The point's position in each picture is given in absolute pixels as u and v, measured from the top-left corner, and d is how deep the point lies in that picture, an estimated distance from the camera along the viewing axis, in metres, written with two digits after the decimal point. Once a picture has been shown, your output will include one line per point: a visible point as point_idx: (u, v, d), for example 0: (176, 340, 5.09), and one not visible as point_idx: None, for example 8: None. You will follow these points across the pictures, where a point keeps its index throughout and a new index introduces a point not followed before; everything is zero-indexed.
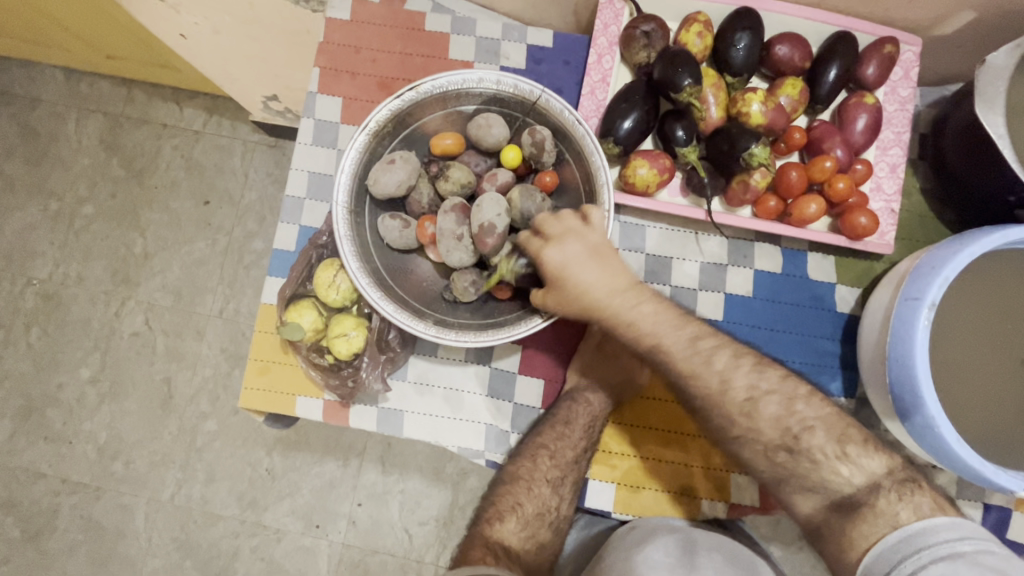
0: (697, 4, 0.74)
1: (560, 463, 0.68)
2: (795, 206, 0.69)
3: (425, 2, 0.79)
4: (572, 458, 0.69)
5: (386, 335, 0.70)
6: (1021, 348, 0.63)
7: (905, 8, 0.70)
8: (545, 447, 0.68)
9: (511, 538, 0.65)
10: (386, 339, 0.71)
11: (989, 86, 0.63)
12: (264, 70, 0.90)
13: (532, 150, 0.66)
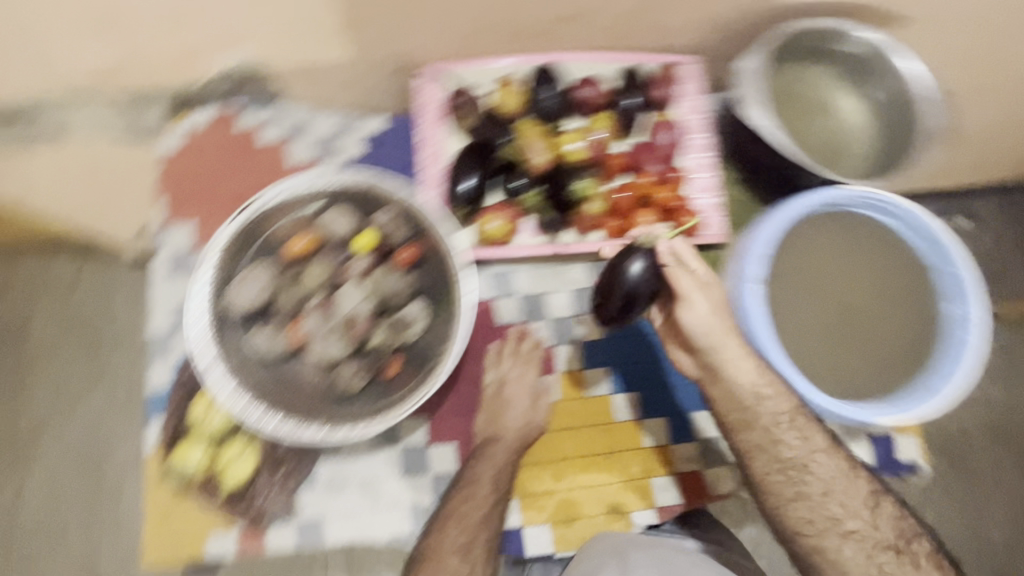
0: (504, 68, 0.81)
1: (467, 527, 0.66)
2: (631, 223, 0.77)
3: (256, 117, 0.84)
4: (480, 518, 0.66)
5: (276, 449, 0.71)
6: (847, 292, 0.72)
7: (674, 35, 0.80)
8: (451, 514, 0.66)
9: None
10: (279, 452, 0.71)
11: (747, 88, 0.73)
12: (129, 193, 0.83)
13: (381, 234, 0.70)
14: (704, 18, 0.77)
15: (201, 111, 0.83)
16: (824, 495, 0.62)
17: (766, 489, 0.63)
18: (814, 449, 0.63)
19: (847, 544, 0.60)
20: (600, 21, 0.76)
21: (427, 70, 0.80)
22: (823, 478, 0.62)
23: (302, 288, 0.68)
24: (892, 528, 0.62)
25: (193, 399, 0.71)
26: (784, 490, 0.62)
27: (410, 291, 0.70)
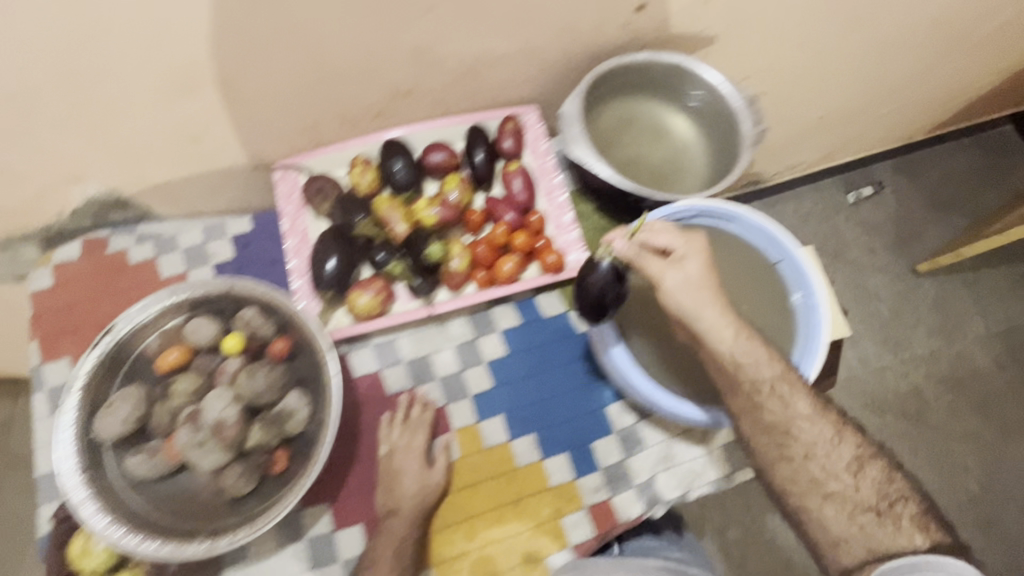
0: (354, 149, 0.85)
1: None
2: (497, 271, 0.80)
3: (126, 239, 0.85)
4: None
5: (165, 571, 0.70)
6: (710, 297, 0.76)
7: (505, 92, 0.86)
8: None
9: None
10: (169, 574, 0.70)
11: (570, 130, 0.78)
12: None
13: (248, 332, 0.71)
14: (528, 73, 0.83)
15: (70, 245, 0.85)
16: (807, 456, 0.63)
17: (756, 451, 0.66)
18: (797, 414, 0.64)
19: (828, 507, 0.62)
20: (433, 94, 0.82)
21: (280, 166, 0.83)
22: (808, 443, 0.64)
23: (171, 402, 0.68)
24: (874, 489, 0.62)
25: (70, 538, 0.70)
26: (767, 451, 0.65)
27: (284, 384, 0.70)
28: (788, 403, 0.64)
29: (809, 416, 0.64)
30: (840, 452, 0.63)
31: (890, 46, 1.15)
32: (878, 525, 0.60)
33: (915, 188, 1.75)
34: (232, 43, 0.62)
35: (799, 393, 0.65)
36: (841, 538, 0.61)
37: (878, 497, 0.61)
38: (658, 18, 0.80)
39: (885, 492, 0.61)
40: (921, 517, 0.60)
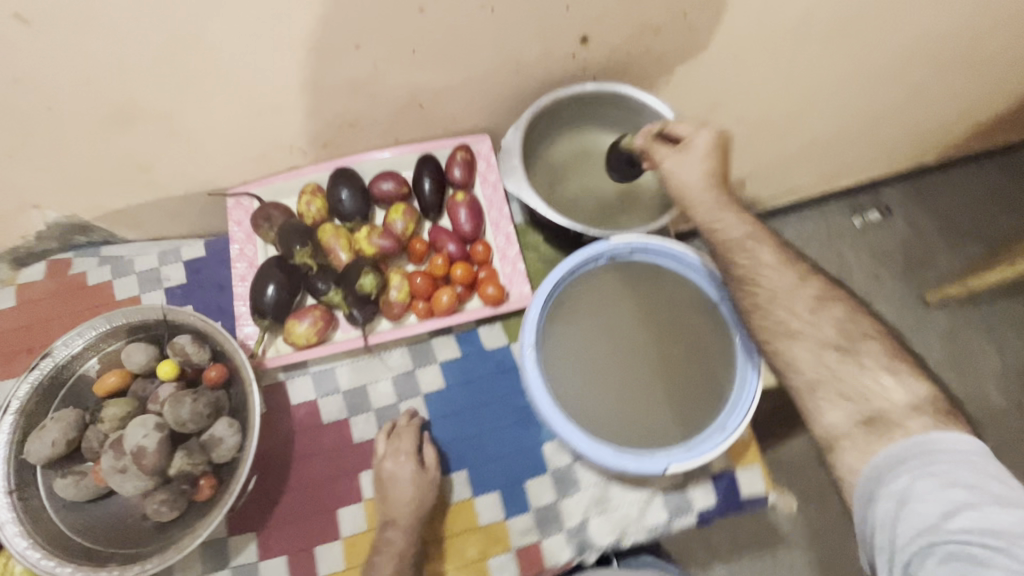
0: (307, 178, 0.86)
1: None
2: (434, 302, 0.79)
3: (88, 261, 0.88)
4: None
5: None
6: (653, 342, 0.70)
7: (456, 121, 0.86)
8: None
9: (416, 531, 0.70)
10: None
11: (508, 162, 0.78)
12: None
13: (181, 359, 0.72)
14: (477, 104, 0.83)
15: (34, 266, 0.88)
16: (770, 301, 0.62)
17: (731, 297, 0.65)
18: (763, 264, 0.63)
19: (797, 347, 0.60)
20: (380, 124, 0.82)
21: (233, 194, 0.85)
22: (770, 289, 0.62)
23: (102, 427, 0.69)
24: (835, 329, 0.60)
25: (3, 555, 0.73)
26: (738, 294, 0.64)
27: (212, 411, 0.70)
28: (752, 257, 0.63)
29: (773, 267, 0.63)
30: (798, 292, 0.62)
31: (884, 77, 1.10)
32: (840, 365, 0.59)
33: (930, 213, 1.67)
34: (163, 75, 0.64)
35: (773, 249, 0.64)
36: (814, 380, 0.59)
37: (837, 334, 0.60)
38: (606, 49, 0.79)
39: (847, 331, 0.60)
40: (882, 357, 0.59)
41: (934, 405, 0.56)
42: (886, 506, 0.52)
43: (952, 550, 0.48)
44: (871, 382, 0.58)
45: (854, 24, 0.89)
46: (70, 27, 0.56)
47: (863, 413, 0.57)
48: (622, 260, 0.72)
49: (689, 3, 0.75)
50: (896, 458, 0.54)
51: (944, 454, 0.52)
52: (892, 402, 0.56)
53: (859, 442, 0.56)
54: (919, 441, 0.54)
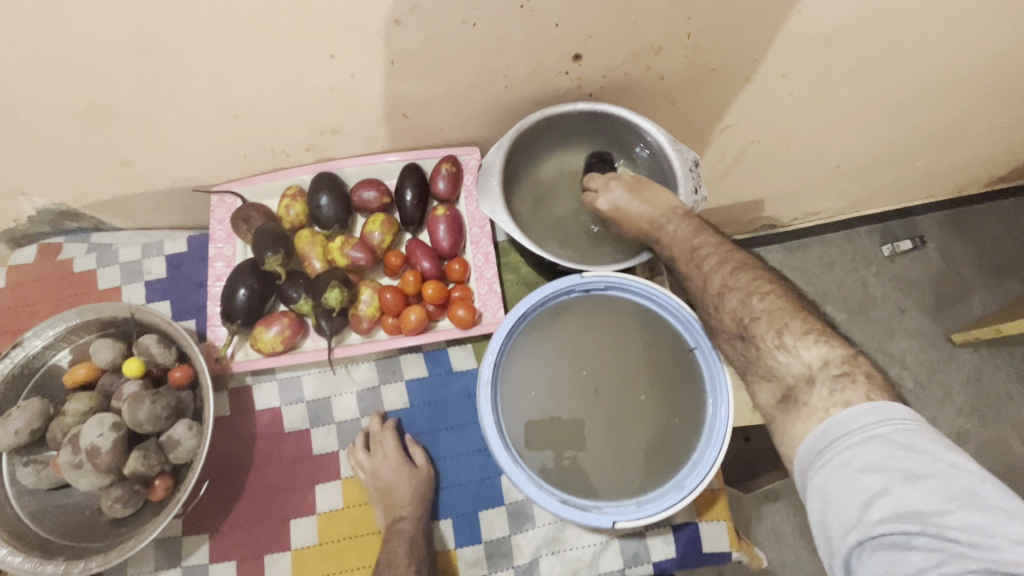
0: (290, 180, 0.85)
1: None
2: (403, 320, 0.77)
3: (77, 247, 0.89)
4: None
5: None
6: (617, 383, 0.68)
7: (444, 132, 0.83)
8: None
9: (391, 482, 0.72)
10: None
11: (487, 182, 0.76)
12: None
13: (146, 358, 0.72)
14: (465, 116, 0.80)
15: (27, 248, 0.89)
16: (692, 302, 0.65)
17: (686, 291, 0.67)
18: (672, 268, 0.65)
19: (719, 339, 0.62)
20: (364, 132, 0.80)
21: (217, 191, 0.85)
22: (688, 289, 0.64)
23: (63, 420, 0.70)
24: (734, 315, 0.60)
25: None
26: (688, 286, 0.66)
27: (171, 414, 0.70)
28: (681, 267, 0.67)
29: (688, 271, 0.65)
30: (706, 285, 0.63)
31: (921, 108, 1.01)
32: (747, 350, 0.59)
33: (966, 247, 1.55)
34: (135, 77, 0.63)
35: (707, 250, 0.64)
36: (741, 370, 0.60)
37: (735, 323, 0.59)
38: (602, 67, 0.75)
39: (739, 315, 0.59)
40: (775, 332, 0.56)
41: (832, 373, 0.52)
42: (812, 508, 0.47)
43: (878, 544, 0.42)
44: (774, 362, 0.56)
45: (883, 53, 0.81)
46: (36, 29, 0.55)
47: (781, 393, 0.55)
48: (595, 298, 0.69)
49: (693, 24, 0.69)
50: (813, 451, 0.49)
51: (851, 434, 0.47)
52: (793, 376, 0.54)
53: (778, 424, 0.54)
54: (827, 427, 0.49)
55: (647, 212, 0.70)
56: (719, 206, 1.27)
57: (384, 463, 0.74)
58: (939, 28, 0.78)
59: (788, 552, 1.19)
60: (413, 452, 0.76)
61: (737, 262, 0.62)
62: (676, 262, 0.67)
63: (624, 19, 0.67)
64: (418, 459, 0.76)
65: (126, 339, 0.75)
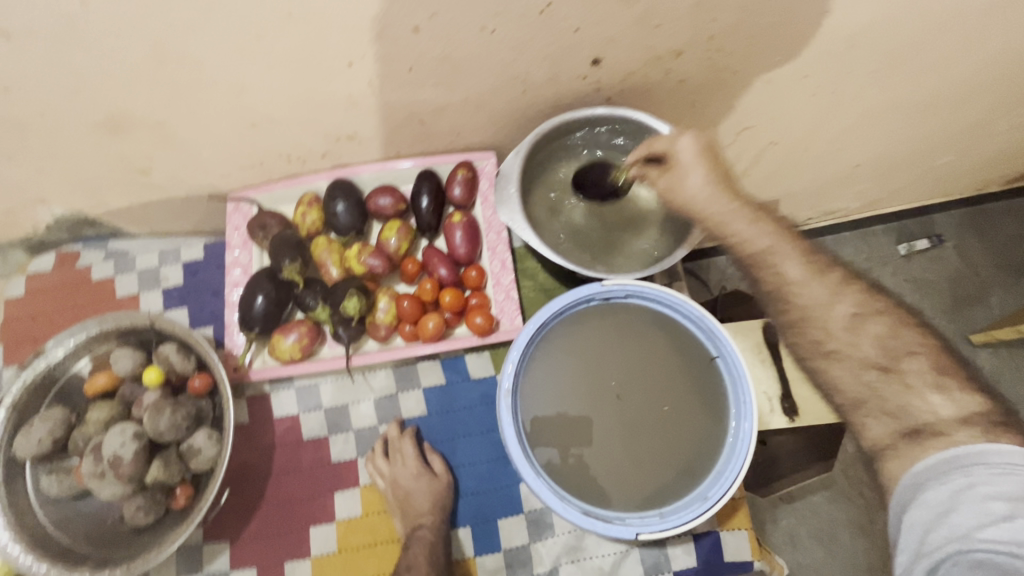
0: (306, 186, 0.85)
1: None
2: (420, 327, 0.77)
3: (94, 255, 0.90)
4: None
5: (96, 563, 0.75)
6: (640, 392, 0.67)
7: (461, 138, 0.83)
8: None
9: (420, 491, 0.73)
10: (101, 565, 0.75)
11: (504, 190, 0.76)
12: None
13: (165, 367, 0.73)
14: (481, 122, 0.79)
15: (45, 256, 0.90)
16: (804, 322, 0.67)
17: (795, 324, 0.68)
18: (793, 284, 0.68)
19: (836, 368, 0.65)
20: (381, 139, 0.80)
21: (233, 198, 0.85)
22: (804, 307, 0.67)
23: (84, 429, 0.70)
24: (879, 348, 0.63)
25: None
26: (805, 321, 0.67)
27: (191, 423, 0.71)
28: (781, 269, 0.69)
29: (805, 280, 0.67)
30: (838, 307, 0.66)
31: (945, 107, 0.99)
32: (882, 383, 0.62)
33: (985, 246, 1.53)
34: (153, 87, 0.63)
35: (791, 259, 0.69)
36: (857, 400, 0.63)
37: (884, 354, 0.62)
38: (621, 70, 0.74)
39: (888, 347, 0.62)
40: (932, 374, 0.60)
41: (990, 418, 0.55)
42: (918, 513, 0.52)
43: (979, 557, 0.47)
44: (918, 402, 0.59)
45: (908, 53, 0.80)
46: (56, 41, 0.55)
47: (904, 427, 0.58)
48: (615, 306, 0.69)
49: (714, 28, 0.68)
50: (937, 467, 0.53)
51: (987, 465, 0.51)
52: (940, 415, 0.57)
53: (899, 451, 0.57)
54: (962, 453, 0.52)
55: (717, 181, 0.71)
56: None
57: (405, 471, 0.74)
58: (967, 28, 0.77)
59: (807, 558, 1.17)
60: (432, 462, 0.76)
61: (875, 291, 0.67)
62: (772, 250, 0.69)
63: (645, 24, 0.66)
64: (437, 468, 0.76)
65: (144, 348, 0.76)
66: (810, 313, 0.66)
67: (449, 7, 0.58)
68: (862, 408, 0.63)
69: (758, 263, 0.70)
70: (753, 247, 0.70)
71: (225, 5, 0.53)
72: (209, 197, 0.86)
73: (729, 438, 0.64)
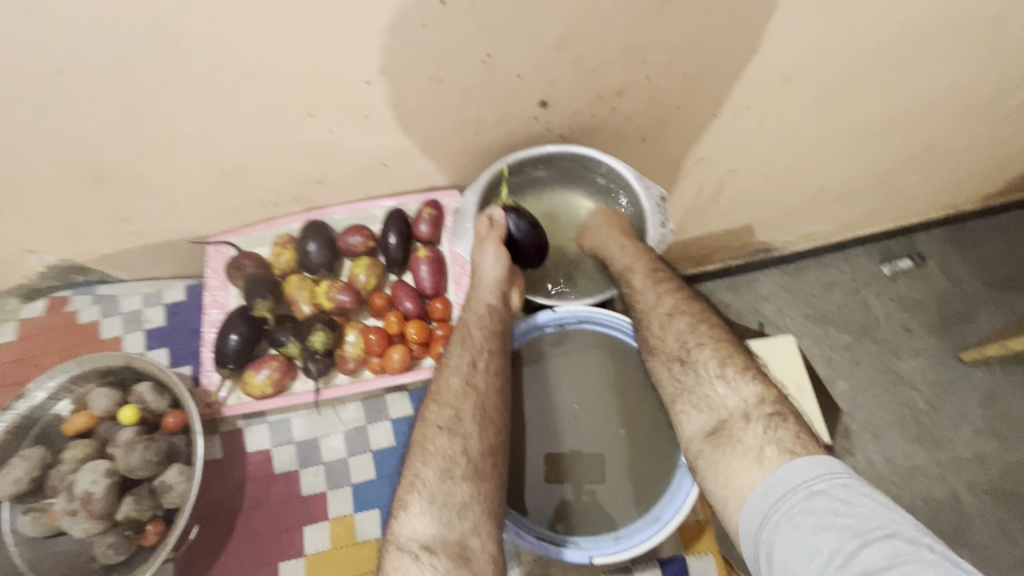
0: (283, 228, 0.89)
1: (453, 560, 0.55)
2: (387, 360, 0.80)
3: (83, 300, 0.94)
4: None
5: (109, 540, 0.70)
6: (599, 416, 0.69)
7: (425, 178, 0.87)
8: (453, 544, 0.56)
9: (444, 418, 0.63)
10: (117, 539, 0.70)
11: (462, 225, 0.82)
12: None
13: (140, 405, 0.75)
14: (442, 163, 0.84)
15: (37, 302, 0.95)
16: (641, 321, 0.71)
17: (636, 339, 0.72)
18: (633, 288, 0.74)
19: (652, 360, 0.68)
20: (347, 182, 0.84)
21: (213, 242, 0.89)
22: (639, 307, 0.72)
23: (61, 468, 0.73)
24: (679, 339, 0.67)
25: None
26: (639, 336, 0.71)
27: (163, 459, 0.73)
28: (628, 275, 0.74)
29: (643, 286, 0.73)
30: (659, 305, 0.71)
31: (897, 129, 1.03)
32: (682, 373, 0.65)
33: (966, 264, 1.54)
34: (129, 142, 0.69)
35: (638, 269, 0.74)
36: (672, 396, 0.65)
37: (679, 346, 0.66)
38: (568, 111, 0.79)
39: (685, 340, 0.67)
40: (718, 362, 0.64)
41: (766, 410, 0.58)
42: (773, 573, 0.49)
43: None
44: (710, 392, 0.63)
45: (843, 83, 0.84)
46: (41, 105, 0.61)
47: (710, 424, 0.61)
48: (571, 332, 0.73)
49: (650, 68, 0.73)
50: (764, 507, 0.52)
51: (794, 493, 0.51)
52: (727, 408, 0.61)
53: (710, 457, 0.59)
54: (772, 481, 0.53)
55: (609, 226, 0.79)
56: (708, 233, 1.29)
57: (446, 392, 0.65)
58: (898, 56, 0.81)
59: None
60: (473, 375, 0.66)
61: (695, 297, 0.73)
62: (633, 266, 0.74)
63: (582, 69, 0.71)
64: (480, 382, 0.65)
65: (122, 386, 0.79)
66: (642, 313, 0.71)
67: (395, 61, 0.63)
68: (675, 404, 0.65)
69: (620, 278, 0.76)
70: (619, 263, 0.75)
71: (192, 69, 0.59)
72: (190, 241, 0.90)
73: (681, 462, 0.66)
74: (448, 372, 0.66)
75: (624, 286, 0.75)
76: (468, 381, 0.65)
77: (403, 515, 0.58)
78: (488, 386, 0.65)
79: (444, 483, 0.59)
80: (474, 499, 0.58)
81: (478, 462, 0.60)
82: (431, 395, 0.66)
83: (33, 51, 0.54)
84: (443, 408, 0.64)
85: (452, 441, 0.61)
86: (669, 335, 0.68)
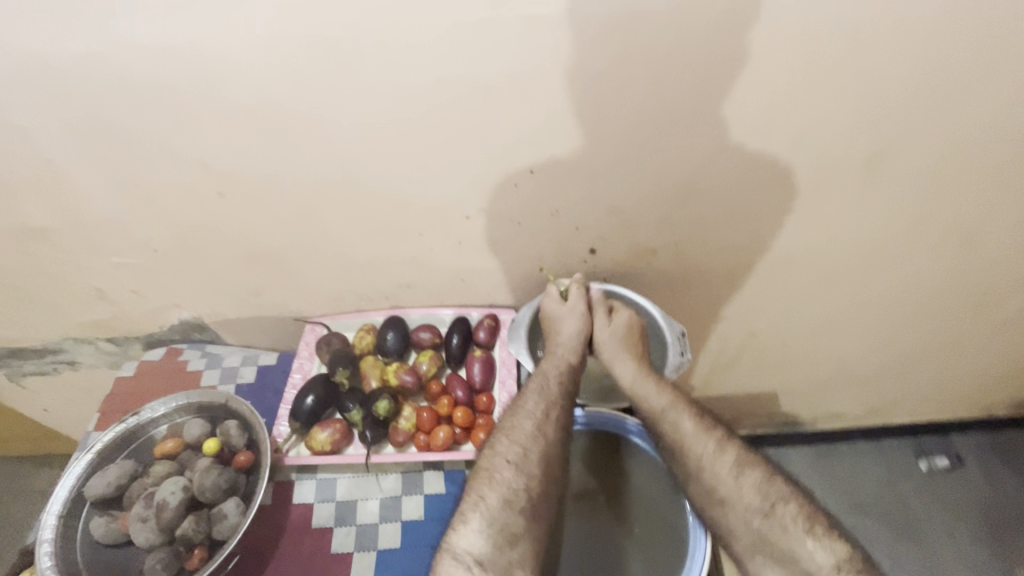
0: (368, 318, 1.09)
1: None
2: (432, 437, 0.93)
3: (195, 352, 1.15)
4: None
5: (159, 555, 0.78)
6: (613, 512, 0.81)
7: (491, 296, 1.08)
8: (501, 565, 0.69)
9: (511, 453, 0.78)
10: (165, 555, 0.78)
11: (518, 330, 0.98)
12: None
13: (224, 438, 0.89)
14: (508, 286, 1.06)
15: (157, 348, 1.16)
16: (702, 465, 0.78)
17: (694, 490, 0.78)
18: (695, 424, 0.81)
19: (729, 504, 0.76)
20: (431, 288, 1.06)
21: (312, 321, 1.09)
22: (701, 452, 0.79)
23: (145, 479, 0.85)
24: (760, 491, 0.77)
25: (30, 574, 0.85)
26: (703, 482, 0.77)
27: (227, 489, 0.83)
28: (679, 424, 0.81)
29: (704, 428, 0.81)
30: (727, 452, 0.80)
31: (901, 319, 1.18)
32: (766, 523, 0.75)
33: (1015, 475, 1.52)
34: (289, 234, 0.94)
35: (687, 415, 0.82)
36: (752, 544, 0.74)
37: (766, 496, 0.76)
38: (611, 259, 1.00)
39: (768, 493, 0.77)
40: (804, 519, 0.75)
41: (854, 569, 0.70)
42: None
43: None
44: (799, 545, 0.73)
45: (841, 270, 1.04)
46: (245, 200, 0.88)
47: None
48: (594, 431, 0.87)
49: (679, 237, 0.96)
50: None
51: None
52: (818, 564, 0.71)
53: None
54: None
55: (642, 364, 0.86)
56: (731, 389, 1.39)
57: (518, 430, 0.80)
58: (883, 255, 1.01)
59: None
60: (544, 424, 0.80)
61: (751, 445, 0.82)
62: (679, 411, 0.82)
63: (627, 229, 0.94)
64: (548, 430, 0.79)
65: (212, 421, 0.93)
66: (704, 461, 0.78)
67: (491, 205, 0.89)
68: (753, 551, 0.74)
69: (664, 413, 0.82)
70: (659, 402, 0.83)
71: (355, 192, 0.87)
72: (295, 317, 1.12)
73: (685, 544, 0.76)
74: (523, 414, 0.81)
75: (672, 424, 0.81)
76: (541, 430, 0.79)
77: (462, 527, 0.72)
78: (554, 438, 0.79)
79: (500, 509, 0.73)
80: (525, 533, 0.72)
81: (538, 502, 0.74)
82: (505, 429, 0.81)
83: (261, 165, 0.83)
84: (513, 445, 0.78)
85: (517, 474, 0.75)
86: (746, 490, 0.77)
